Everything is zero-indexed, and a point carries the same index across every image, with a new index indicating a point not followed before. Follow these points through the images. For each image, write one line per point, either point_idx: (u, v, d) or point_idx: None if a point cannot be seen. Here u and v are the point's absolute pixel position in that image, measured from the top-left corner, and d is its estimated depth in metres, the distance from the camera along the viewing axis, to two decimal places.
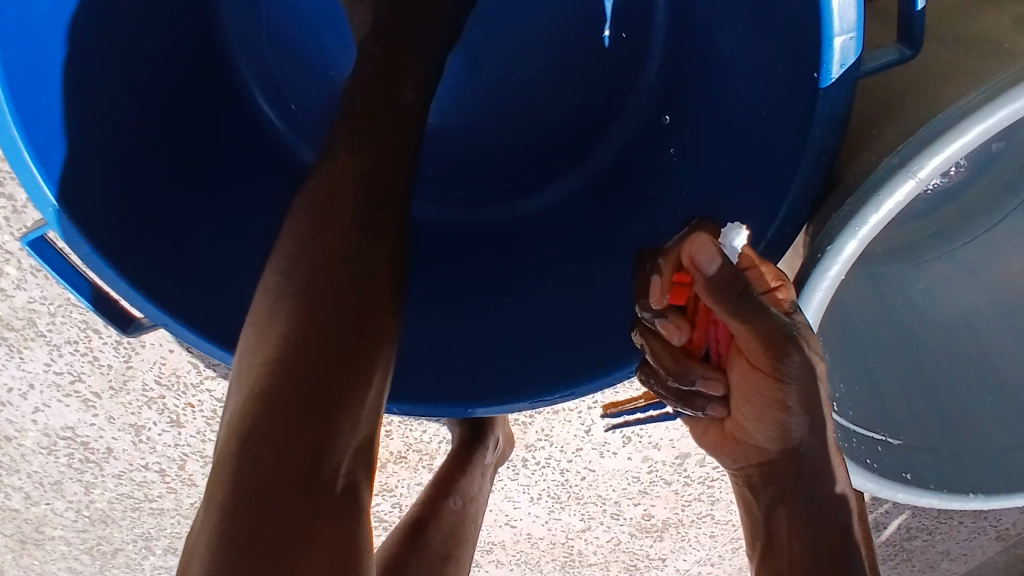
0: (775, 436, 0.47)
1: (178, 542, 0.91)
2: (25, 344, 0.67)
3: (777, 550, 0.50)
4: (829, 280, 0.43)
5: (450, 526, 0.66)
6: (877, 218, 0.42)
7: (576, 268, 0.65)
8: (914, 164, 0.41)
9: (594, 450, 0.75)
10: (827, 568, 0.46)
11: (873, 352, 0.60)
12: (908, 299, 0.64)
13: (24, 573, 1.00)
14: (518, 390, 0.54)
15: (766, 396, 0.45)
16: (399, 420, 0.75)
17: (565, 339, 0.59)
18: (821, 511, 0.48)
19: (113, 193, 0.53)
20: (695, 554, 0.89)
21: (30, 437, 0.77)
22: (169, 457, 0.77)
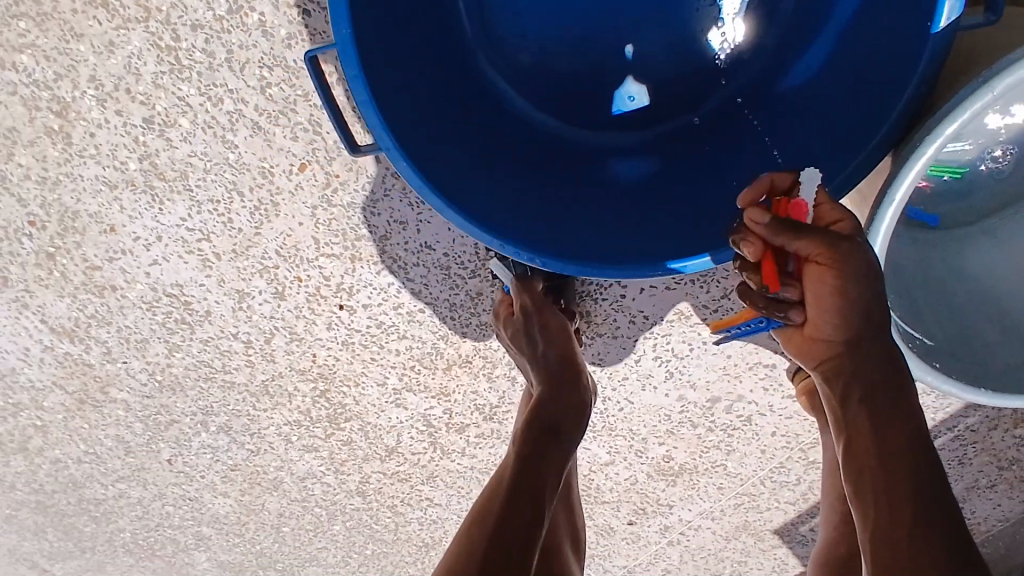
0: (840, 328, 0.58)
1: (233, 421, 0.99)
2: (169, 196, 0.75)
3: (856, 438, 0.58)
4: (916, 170, 0.54)
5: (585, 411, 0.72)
6: (956, 123, 0.52)
7: (690, 185, 0.68)
8: (992, 81, 0.50)
9: (638, 382, 0.85)
10: (894, 448, 0.56)
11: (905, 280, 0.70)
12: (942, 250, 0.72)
13: (67, 435, 1.04)
14: (625, 261, 0.61)
15: (829, 291, 0.57)
16: (474, 326, 0.83)
17: (673, 233, 0.65)
18: (877, 372, 0.58)
19: (373, 36, 0.56)
20: (699, 505, 0.99)
21: (137, 290, 0.85)
22: (260, 328, 0.86)
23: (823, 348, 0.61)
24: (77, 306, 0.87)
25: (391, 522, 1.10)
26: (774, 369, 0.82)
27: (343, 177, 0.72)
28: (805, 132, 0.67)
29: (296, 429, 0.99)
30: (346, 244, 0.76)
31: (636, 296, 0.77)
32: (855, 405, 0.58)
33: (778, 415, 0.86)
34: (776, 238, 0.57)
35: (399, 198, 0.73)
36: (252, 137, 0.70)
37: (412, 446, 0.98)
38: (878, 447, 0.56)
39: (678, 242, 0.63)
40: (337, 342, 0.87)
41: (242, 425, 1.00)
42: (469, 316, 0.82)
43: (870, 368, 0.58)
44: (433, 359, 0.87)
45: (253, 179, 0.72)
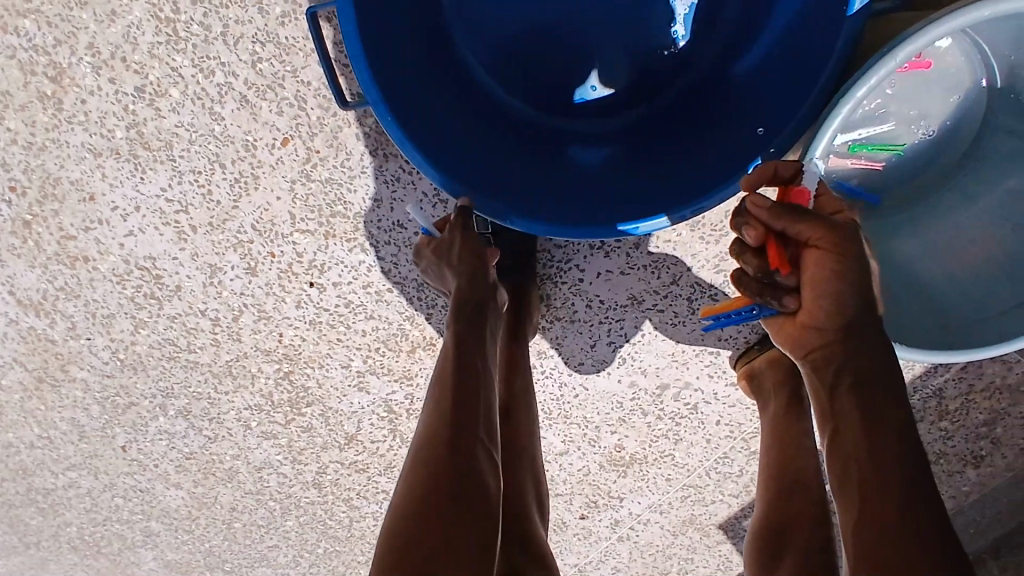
0: (833, 314, 0.62)
1: (193, 405, 0.99)
2: (152, 166, 0.80)
3: (842, 433, 0.61)
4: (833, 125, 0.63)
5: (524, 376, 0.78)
6: (863, 87, 0.61)
7: (647, 170, 0.75)
8: (891, 52, 0.59)
9: (593, 366, 0.90)
10: (881, 443, 0.58)
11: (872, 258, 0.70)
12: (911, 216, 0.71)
13: (22, 417, 1.04)
14: (583, 222, 0.68)
15: (828, 277, 0.61)
16: (441, 307, 0.87)
17: (626, 201, 0.72)
18: (868, 359, 0.61)
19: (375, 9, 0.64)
20: (648, 498, 1.03)
21: (109, 262, 0.87)
22: (228, 305, 0.88)
23: (813, 337, 0.64)
24: (47, 277, 0.88)
25: (346, 519, 1.10)
26: (718, 356, 0.89)
27: (322, 152, 0.77)
28: (755, 114, 0.73)
29: (257, 414, 0.99)
30: (320, 220, 0.81)
31: (593, 280, 0.83)
32: (846, 390, 0.61)
33: (722, 403, 0.92)
34: (780, 223, 0.61)
35: (376, 174, 0.78)
36: (238, 110, 0.76)
37: (372, 433, 0.99)
38: (871, 436, 0.58)
39: (636, 205, 0.71)
40: (304, 322, 0.89)
41: (201, 409, 1.00)
42: (436, 295, 0.86)
43: (862, 354, 0.62)
44: (398, 341, 0.90)
45: (236, 151, 0.78)
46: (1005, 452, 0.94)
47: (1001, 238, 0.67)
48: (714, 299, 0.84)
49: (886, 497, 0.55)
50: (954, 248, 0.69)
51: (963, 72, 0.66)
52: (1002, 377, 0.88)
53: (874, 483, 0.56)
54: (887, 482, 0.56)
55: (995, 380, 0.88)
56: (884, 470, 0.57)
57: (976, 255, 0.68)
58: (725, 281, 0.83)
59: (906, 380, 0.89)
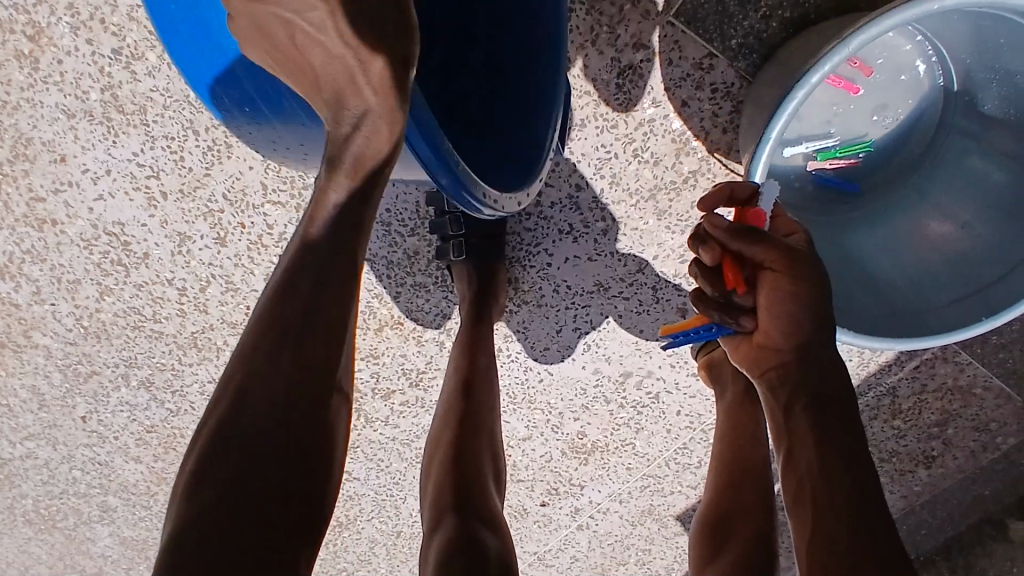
0: (789, 330, 0.64)
1: (156, 376, 0.99)
2: (125, 130, 0.80)
3: (797, 445, 0.64)
4: (803, 91, 0.56)
5: (486, 375, 0.78)
6: (838, 56, 0.54)
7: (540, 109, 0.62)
8: (875, 19, 0.53)
9: (558, 352, 0.91)
10: (838, 455, 0.61)
11: (856, 244, 0.73)
12: (894, 203, 0.73)
13: None
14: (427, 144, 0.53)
15: (787, 299, 0.63)
16: (410, 285, 0.88)
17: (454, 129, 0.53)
18: (821, 379, 0.64)
19: None
20: (609, 487, 1.04)
21: (77, 226, 0.86)
22: (196, 275, 0.88)
23: (771, 355, 0.67)
24: (13, 239, 0.88)
25: None
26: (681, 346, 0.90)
27: None
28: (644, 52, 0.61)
29: None
30: (292, 193, 0.81)
31: (561, 265, 0.85)
32: (801, 411, 0.64)
33: (683, 393, 0.94)
34: (733, 243, 0.63)
35: None
36: None
37: None
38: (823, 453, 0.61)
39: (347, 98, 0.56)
40: None
41: (164, 381, 0.99)
42: (405, 275, 0.87)
43: (816, 376, 0.64)
44: (365, 319, 0.90)
45: (210, 118, 0.78)
46: (955, 453, 0.97)
47: (978, 216, 0.68)
48: (677, 289, 0.86)
49: (831, 508, 0.58)
50: (905, 244, 0.71)
51: (914, 86, 0.71)
52: (954, 378, 0.91)
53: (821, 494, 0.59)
54: (837, 491, 0.59)
55: (947, 381, 0.91)
56: (833, 483, 0.59)
57: (925, 251, 0.70)
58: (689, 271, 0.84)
59: (863, 378, 0.91)
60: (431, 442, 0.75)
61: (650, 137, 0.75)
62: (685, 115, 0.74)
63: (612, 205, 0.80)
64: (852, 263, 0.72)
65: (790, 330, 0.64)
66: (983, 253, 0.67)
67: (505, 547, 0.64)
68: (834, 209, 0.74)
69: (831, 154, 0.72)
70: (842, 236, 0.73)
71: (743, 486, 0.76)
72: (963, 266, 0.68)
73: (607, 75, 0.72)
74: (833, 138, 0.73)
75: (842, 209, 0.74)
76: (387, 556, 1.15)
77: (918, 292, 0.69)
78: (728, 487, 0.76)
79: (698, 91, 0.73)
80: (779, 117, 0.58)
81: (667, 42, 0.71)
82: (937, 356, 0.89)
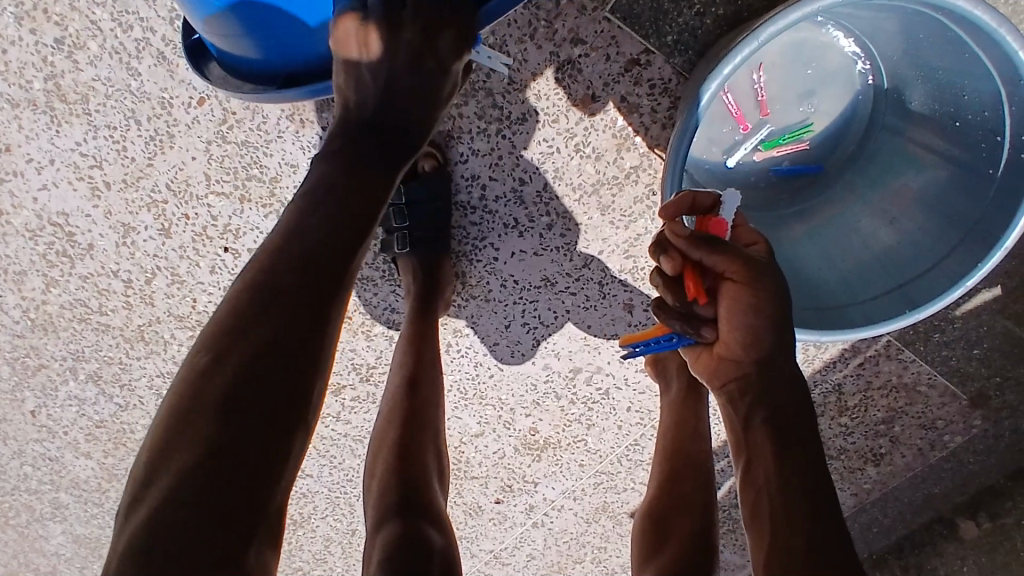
0: (749, 341, 0.64)
1: (104, 370, 0.98)
2: (67, 119, 0.80)
3: (756, 461, 0.63)
4: (717, 81, 0.58)
5: (433, 369, 0.77)
6: (744, 51, 0.57)
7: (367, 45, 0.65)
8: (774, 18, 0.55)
9: (508, 347, 0.92)
10: (798, 469, 0.60)
11: (816, 240, 0.73)
12: (850, 193, 0.73)
13: None
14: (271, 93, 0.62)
15: (749, 310, 0.62)
16: (358, 278, 0.88)
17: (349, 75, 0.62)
18: (780, 395, 0.63)
19: None
20: (562, 483, 1.04)
21: (21, 217, 0.86)
22: (142, 267, 0.88)
23: (731, 367, 0.67)
24: None
25: None
26: None
27: (238, 114, 0.78)
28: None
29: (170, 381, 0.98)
30: (236, 183, 0.81)
31: (507, 260, 0.85)
32: (760, 425, 0.63)
33: (632, 389, 0.94)
34: (696, 252, 0.61)
35: (293, 140, 0.79)
36: (155, 67, 0.77)
37: None
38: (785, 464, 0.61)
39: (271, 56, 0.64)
40: (218, 287, 0.88)
41: (113, 374, 0.98)
42: (352, 270, 0.87)
43: (775, 387, 0.64)
44: None
45: (152, 108, 0.78)
46: (903, 451, 0.98)
47: (929, 200, 0.67)
48: (623, 284, 0.86)
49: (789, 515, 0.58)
50: (835, 243, 0.72)
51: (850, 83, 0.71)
52: (898, 376, 0.91)
53: (783, 502, 0.59)
54: (798, 496, 0.59)
55: (891, 378, 0.92)
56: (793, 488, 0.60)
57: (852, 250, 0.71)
58: (634, 267, 0.85)
59: (810, 375, 0.92)
60: (373, 441, 0.73)
61: (590, 132, 0.76)
62: (624, 111, 0.75)
63: (556, 199, 0.81)
64: (810, 260, 0.72)
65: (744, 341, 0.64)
66: (909, 248, 0.68)
67: (450, 545, 0.63)
68: (767, 206, 0.75)
69: (777, 142, 0.72)
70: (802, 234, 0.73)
71: (684, 484, 0.76)
72: (890, 264, 0.69)
73: (545, 69, 0.73)
74: (765, 129, 0.72)
75: (776, 208, 0.75)
76: (343, 554, 1.14)
77: (849, 290, 0.70)
78: (670, 486, 0.76)
79: (636, 87, 0.74)
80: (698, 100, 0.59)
81: (604, 37, 0.71)
82: (881, 354, 0.90)
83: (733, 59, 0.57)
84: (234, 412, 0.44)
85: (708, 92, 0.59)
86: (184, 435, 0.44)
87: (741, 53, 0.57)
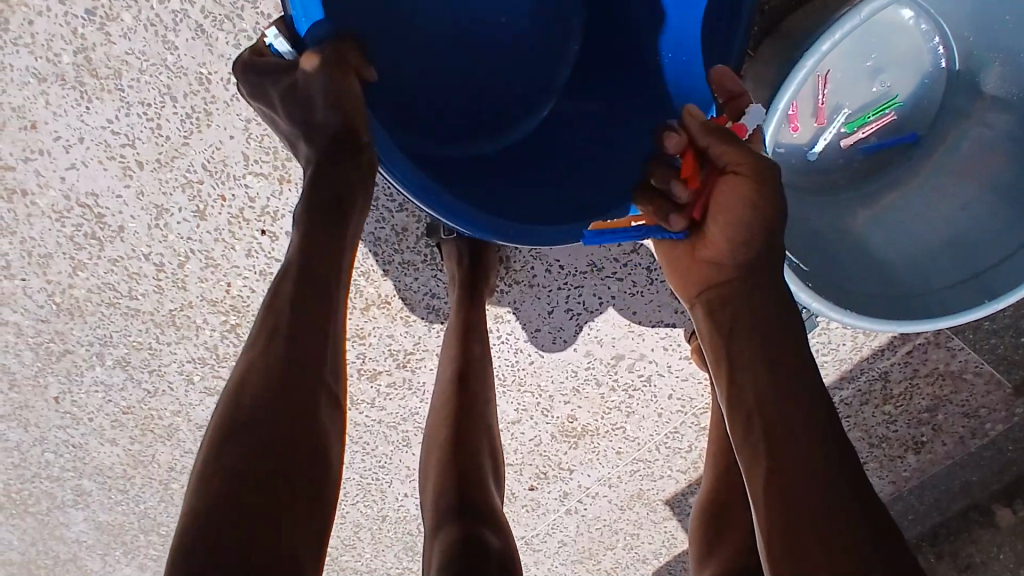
0: (735, 239, 0.59)
1: (132, 355, 0.95)
2: (98, 95, 0.76)
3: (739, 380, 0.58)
4: (815, 58, 0.54)
5: (481, 362, 0.74)
6: (846, 26, 0.53)
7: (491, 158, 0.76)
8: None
9: (550, 333, 0.89)
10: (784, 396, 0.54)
11: (872, 224, 0.72)
12: (909, 176, 0.71)
13: None
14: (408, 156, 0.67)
15: (743, 203, 0.57)
16: (398, 262, 0.86)
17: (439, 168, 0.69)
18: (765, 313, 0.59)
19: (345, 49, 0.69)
20: (598, 471, 1.03)
21: (48, 197, 0.82)
22: (175, 249, 0.85)
23: (711, 270, 0.62)
24: None
25: None
26: (673, 329, 0.89)
27: None
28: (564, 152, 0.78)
29: (200, 367, 0.96)
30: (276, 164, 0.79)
31: (555, 244, 0.83)
32: (744, 339, 0.58)
33: (675, 376, 0.92)
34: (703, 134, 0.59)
35: None
36: (194, 40, 0.73)
37: None
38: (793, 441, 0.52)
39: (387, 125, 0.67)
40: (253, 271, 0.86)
41: (141, 359, 0.96)
42: (393, 254, 0.85)
43: (759, 297, 0.60)
44: (352, 297, 0.87)
45: (189, 84, 0.75)
46: (944, 438, 0.97)
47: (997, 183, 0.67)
48: None
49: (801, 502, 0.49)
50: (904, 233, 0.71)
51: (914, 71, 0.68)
52: (945, 363, 0.90)
53: (791, 456, 0.52)
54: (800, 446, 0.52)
55: (938, 365, 0.90)
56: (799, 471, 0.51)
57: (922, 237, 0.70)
58: None
59: (857, 362, 0.90)
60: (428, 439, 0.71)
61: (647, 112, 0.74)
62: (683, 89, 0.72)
63: None
64: (868, 245, 0.71)
65: (743, 285, 0.60)
66: (984, 234, 0.67)
67: (510, 544, 0.60)
68: (831, 193, 0.72)
69: (862, 121, 0.69)
70: (855, 214, 0.72)
71: (738, 478, 0.74)
72: (963, 251, 0.68)
73: None
74: (845, 112, 0.69)
75: (840, 199, 0.72)
76: (372, 540, 1.13)
77: (921, 278, 0.69)
78: (724, 480, 0.74)
79: None
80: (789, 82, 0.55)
81: None
82: (929, 341, 0.89)
83: (831, 37, 0.54)
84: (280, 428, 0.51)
85: (801, 73, 0.55)
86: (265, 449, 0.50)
87: (841, 30, 0.54)
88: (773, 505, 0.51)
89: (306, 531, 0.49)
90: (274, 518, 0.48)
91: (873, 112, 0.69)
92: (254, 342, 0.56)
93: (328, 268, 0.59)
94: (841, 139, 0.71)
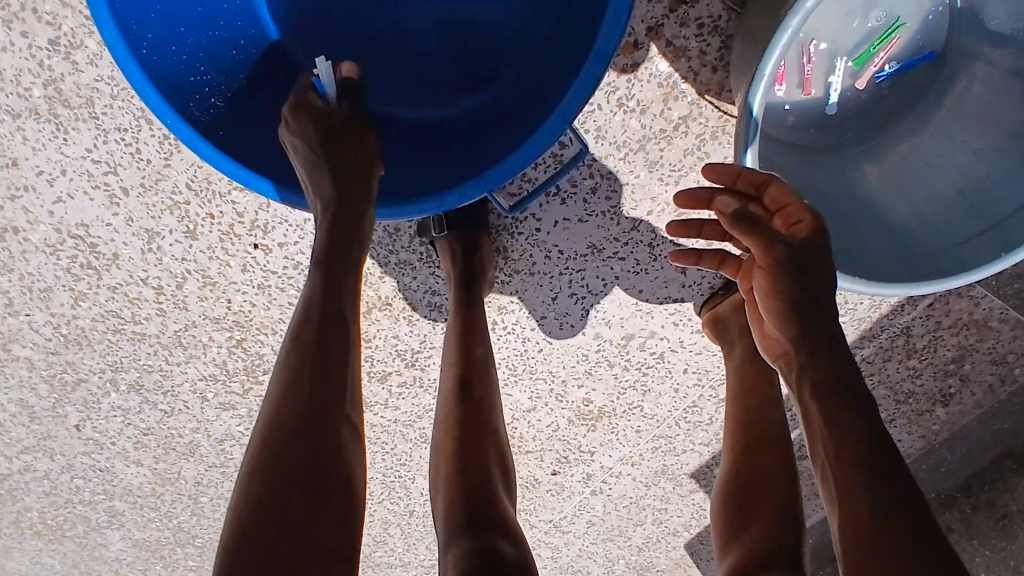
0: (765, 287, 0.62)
1: (144, 379, 0.96)
2: (74, 125, 0.75)
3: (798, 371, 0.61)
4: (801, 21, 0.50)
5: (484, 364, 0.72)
6: None
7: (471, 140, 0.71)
8: None
9: (556, 319, 0.88)
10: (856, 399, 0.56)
11: (872, 185, 0.69)
12: (907, 129, 0.69)
13: None
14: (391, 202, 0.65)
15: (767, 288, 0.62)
16: (395, 263, 0.84)
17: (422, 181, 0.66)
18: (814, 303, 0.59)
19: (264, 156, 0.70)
20: (619, 451, 1.02)
21: (40, 232, 0.82)
22: (171, 272, 0.84)
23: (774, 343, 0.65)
24: None
25: None
26: (683, 304, 0.87)
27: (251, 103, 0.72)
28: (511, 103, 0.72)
29: (211, 385, 0.96)
30: None
31: (551, 229, 0.80)
32: (794, 336, 0.61)
33: (688, 350, 0.90)
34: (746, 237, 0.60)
35: None
36: None
37: None
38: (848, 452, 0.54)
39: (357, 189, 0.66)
40: (251, 286, 0.85)
41: (153, 382, 0.96)
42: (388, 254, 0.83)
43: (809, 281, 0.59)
44: None
45: None
46: (972, 388, 0.94)
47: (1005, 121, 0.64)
48: (674, 244, 0.82)
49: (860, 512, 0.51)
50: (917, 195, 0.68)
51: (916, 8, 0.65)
52: (968, 313, 0.87)
53: (840, 460, 0.54)
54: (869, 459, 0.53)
55: (961, 316, 0.87)
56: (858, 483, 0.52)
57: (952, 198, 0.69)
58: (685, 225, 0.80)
59: (875, 319, 0.87)
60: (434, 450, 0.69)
61: (633, 84, 0.70)
62: (669, 56, 0.69)
63: (599, 159, 0.75)
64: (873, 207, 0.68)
65: (788, 281, 0.59)
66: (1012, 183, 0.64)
67: (526, 555, 0.58)
68: (830, 151, 0.70)
69: (867, 58, 0.66)
70: (853, 177, 0.69)
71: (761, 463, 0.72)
72: (977, 202, 0.64)
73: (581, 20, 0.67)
74: (847, 59, 0.66)
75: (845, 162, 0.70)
76: (402, 535, 1.14)
77: (947, 236, 0.65)
78: (747, 468, 0.72)
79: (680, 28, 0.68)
80: (776, 45, 0.51)
81: None
82: (951, 292, 0.85)
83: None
84: (311, 452, 0.52)
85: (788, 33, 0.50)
86: (304, 468, 0.51)
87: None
88: (852, 518, 0.51)
89: (336, 543, 0.50)
90: (314, 538, 0.49)
91: (877, 44, 0.66)
92: (283, 364, 0.56)
93: (338, 284, 0.60)
94: (856, 81, 0.67)
